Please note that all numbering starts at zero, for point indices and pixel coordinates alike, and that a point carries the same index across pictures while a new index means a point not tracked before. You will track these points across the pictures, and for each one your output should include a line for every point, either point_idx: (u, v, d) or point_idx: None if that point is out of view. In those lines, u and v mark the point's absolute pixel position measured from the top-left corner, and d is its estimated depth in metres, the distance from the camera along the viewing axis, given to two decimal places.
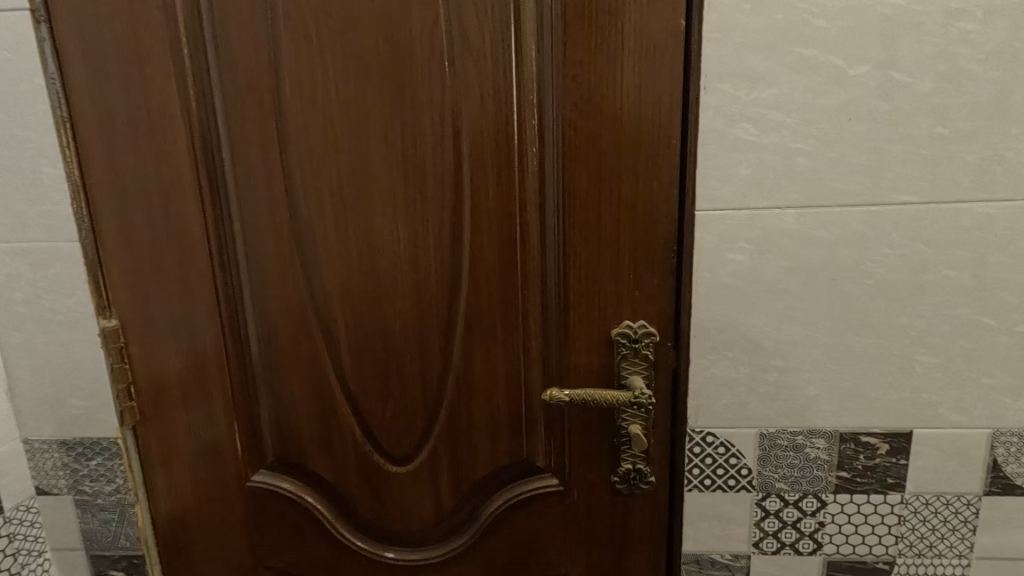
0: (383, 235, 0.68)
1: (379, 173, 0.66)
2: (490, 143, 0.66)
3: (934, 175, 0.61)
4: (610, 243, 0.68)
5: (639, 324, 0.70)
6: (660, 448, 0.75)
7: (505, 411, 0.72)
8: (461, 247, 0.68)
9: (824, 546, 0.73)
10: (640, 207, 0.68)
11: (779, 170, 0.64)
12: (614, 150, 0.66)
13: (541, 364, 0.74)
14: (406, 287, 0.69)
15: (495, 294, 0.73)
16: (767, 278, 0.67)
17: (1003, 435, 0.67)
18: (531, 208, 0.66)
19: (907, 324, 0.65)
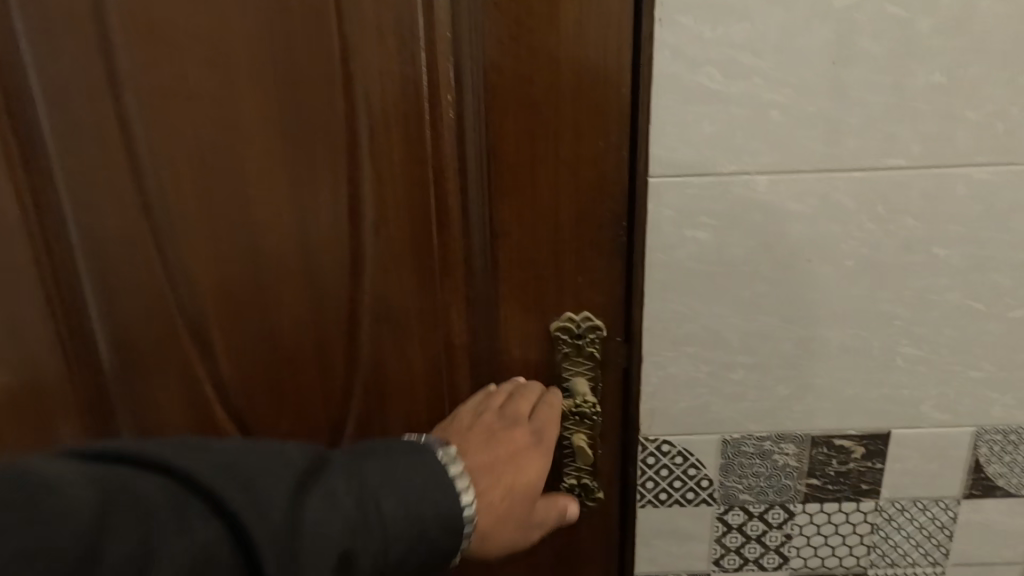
0: (270, 218, 0.58)
1: (258, 142, 0.56)
2: (393, 113, 0.55)
3: (931, 139, 0.54)
4: (547, 220, 0.58)
5: (582, 314, 0.60)
6: (612, 462, 0.65)
7: (425, 419, 0.65)
8: (363, 224, 0.58)
9: (791, 560, 0.67)
10: (582, 180, 0.57)
11: (751, 129, 0.53)
12: (547, 112, 0.55)
13: (472, 364, 0.64)
14: (299, 282, 0.60)
15: (410, 284, 0.60)
16: (734, 258, 0.57)
17: (987, 434, 0.62)
18: (449, 187, 0.58)
19: (889, 311, 0.58)
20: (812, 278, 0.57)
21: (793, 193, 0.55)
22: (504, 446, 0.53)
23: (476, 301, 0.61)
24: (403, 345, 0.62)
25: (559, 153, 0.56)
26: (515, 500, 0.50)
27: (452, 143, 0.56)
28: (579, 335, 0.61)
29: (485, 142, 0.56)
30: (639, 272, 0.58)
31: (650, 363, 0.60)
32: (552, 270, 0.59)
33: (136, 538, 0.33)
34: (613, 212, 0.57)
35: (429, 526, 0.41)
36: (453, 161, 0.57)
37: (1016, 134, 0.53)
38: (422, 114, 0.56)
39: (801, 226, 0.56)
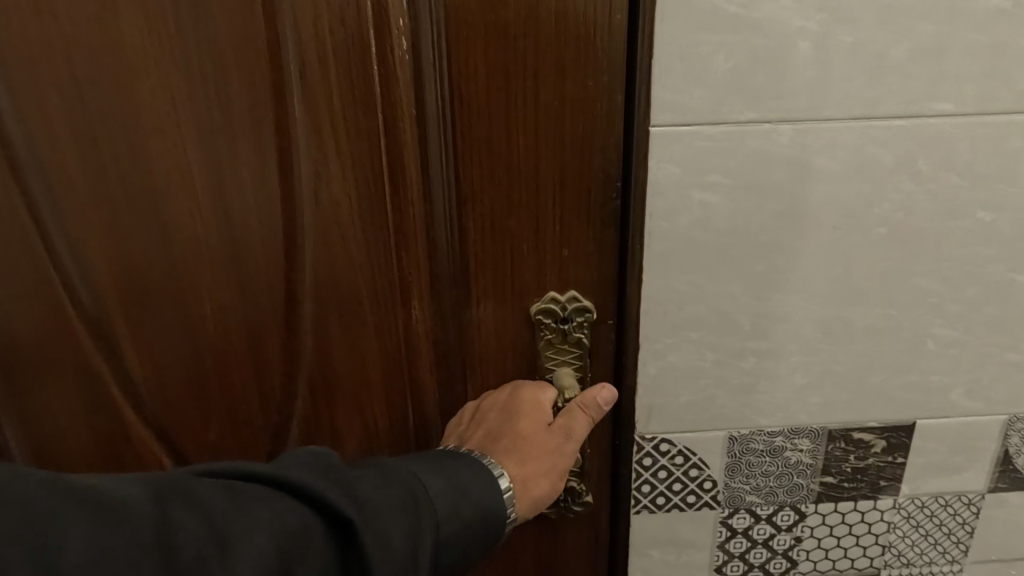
0: (178, 185, 0.47)
1: (158, 87, 0.44)
2: (329, 49, 0.44)
3: (986, 79, 0.44)
4: (526, 184, 0.47)
5: (567, 296, 0.51)
6: (601, 464, 0.57)
7: (382, 420, 0.56)
8: (296, 189, 0.47)
9: (800, 564, 0.60)
10: (569, 133, 0.46)
11: (775, 65, 0.43)
12: (524, 47, 0.44)
13: (438, 357, 0.54)
14: (222, 266, 0.49)
15: (359, 264, 0.49)
16: (748, 227, 0.48)
17: (1019, 422, 0.55)
18: (404, 146, 0.46)
19: (922, 286, 0.50)
20: (838, 249, 0.49)
21: (820, 146, 0.46)
22: (498, 405, 0.51)
23: (440, 284, 0.51)
24: (354, 338, 0.52)
25: (540, 100, 0.45)
26: (538, 457, 0.49)
27: (405, 88, 0.45)
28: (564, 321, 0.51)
29: (446, 86, 0.45)
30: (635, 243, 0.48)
31: (648, 351, 0.51)
32: (531, 246, 0.49)
33: (207, 527, 0.32)
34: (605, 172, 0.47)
35: (472, 489, 0.43)
36: (408, 112, 0.46)
37: None
38: (366, 50, 0.44)
39: (828, 186, 0.47)
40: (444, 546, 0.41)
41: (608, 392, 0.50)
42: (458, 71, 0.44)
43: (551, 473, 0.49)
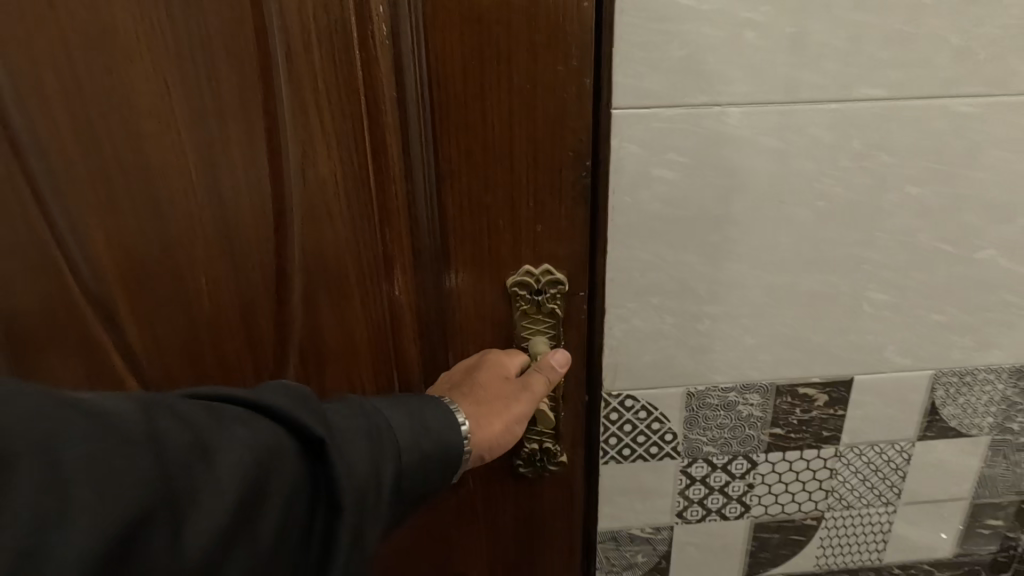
0: (171, 164, 0.50)
1: (152, 70, 0.47)
2: (314, 34, 0.47)
3: (912, 66, 0.49)
4: (500, 162, 0.51)
5: (541, 269, 0.54)
6: (576, 427, 0.61)
7: (370, 387, 0.60)
8: (284, 168, 0.50)
9: (752, 509, 0.66)
10: (541, 114, 0.49)
11: (724, 52, 0.48)
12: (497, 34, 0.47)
13: (421, 325, 0.58)
14: (215, 241, 0.52)
15: (344, 238, 0.53)
16: (702, 201, 0.52)
17: (944, 377, 0.62)
18: (386, 127, 0.50)
19: (858, 255, 0.56)
20: (783, 220, 0.54)
21: (765, 126, 0.50)
22: (464, 367, 0.56)
23: (421, 257, 0.55)
24: (342, 308, 0.56)
25: (512, 83, 0.48)
26: (495, 399, 0.52)
27: (386, 72, 0.48)
28: (538, 292, 0.55)
29: (425, 69, 0.48)
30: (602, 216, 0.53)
31: (613, 315, 0.56)
32: (506, 221, 0.53)
33: (187, 434, 0.33)
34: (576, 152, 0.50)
35: (436, 427, 0.45)
36: (390, 95, 0.49)
37: (997, 60, 0.50)
38: (348, 36, 0.47)
39: (774, 163, 0.52)
40: (407, 474, 0.42)
41: (561, 355, 0.54)
42: (436, 54, 0.47)
43: (505, 416, 0.51)
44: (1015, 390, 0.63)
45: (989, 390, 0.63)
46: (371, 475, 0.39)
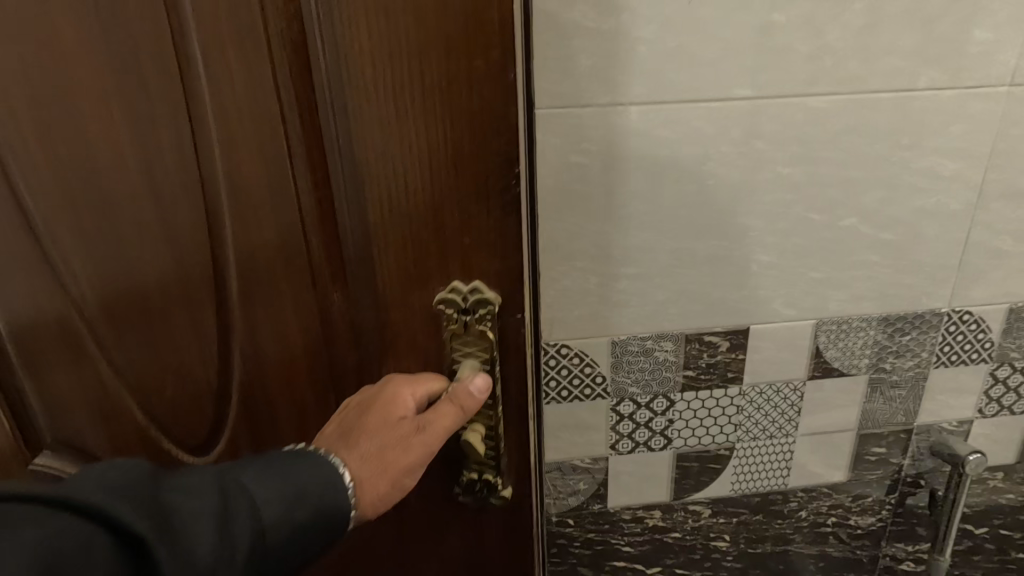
0: (98, 168, 0.49)
1: (73, 69, 0.46)
2: (227, 38, 0.46)
3: (773, 72, 0.62)
4: (420, 169, 0.50)
5: (469, 287, 0.54)
6: (516, 455, 0.62)
7: (310, 390, 0.60)
8: (214, 171, 0.50)
9: (674, 441, 0.79)
10: (459, 118, 0.48)
11: (622, 62, 0.60)
12: (408, 35, 0.46)
13: (355, 332, 0.57)
14: (161, 240, 0.52)
15: (275, 243, 0.53)
16: (613, 181, 0.65)
17: (826, 325, 0.75)
18: (302, 133, 0.49)
19: (744, 224, 0.69)
20: (680, 197, 0.67)
21: (660, 120, 0.63)
22: (356, 404, 0.54)
23: (349, 265, 0.54)
24: (274, 314, 0.56)
25: (426, 87, 0.47)
26: (388, 448, 0.50)
27: (298, 76, 0.47)
28: (469, 309, 0.55)
29: (337, 73, 0.47)
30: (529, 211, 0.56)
31: (546, 278, 0.69)
32: (428, 229, 0.52)
33: None
34: (495, 157, 0.50)
35: (310, 494, 0.42)
36: (303, 101, 0.48)
37: (840, 65, 0.63)
38: (259, 38, 0.46)
39: (669, 151, 0.65)
40: (270, 551, 0.39)
41: (478, 382, 0.54)
42: (352, 57, 0.46)
43: (393, 472, 0.50)
44: (885, 335, 0.77)
45: (863, 336, 0.76)
46: (220, 557, 0.34)
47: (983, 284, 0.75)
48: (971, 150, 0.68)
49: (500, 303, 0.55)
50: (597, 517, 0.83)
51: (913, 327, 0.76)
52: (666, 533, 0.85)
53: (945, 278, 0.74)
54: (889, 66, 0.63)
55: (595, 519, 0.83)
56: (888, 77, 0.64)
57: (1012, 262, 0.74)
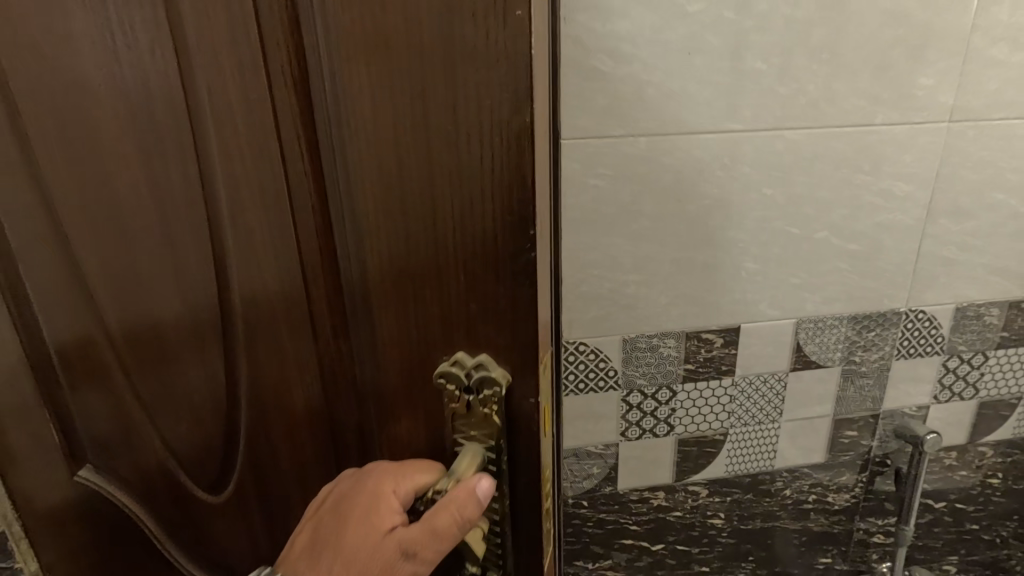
0: (120, 219, 0.52)
1: (101, 127, 0.49)
2: (231, 84, 0.45)
3: (757, 109, 0.74)
4: (418, 217, 0.44)
5: (474, 361, 0.48)
6: (523, 549, 0.54)
7: (309, 435, 0.58)
8: (222, 220, 0.51)
9: (676, 428, 0.90)
10: (463, 161, 0.41)
11: (633, 101, 0.72)
12: (408, 65, 0.39)
13: (356, 387, 0.54)
14: (174, 285, 0.54)
15: (279, 291, 0.52)
16: (624, 201, 0.76)
17: (804, 323, 0.87)
18: (303, 183, 0.47)
19: (734, 236, 0.80)
20: (681, 213, 0.78)
21: (664, 149, 0.75)
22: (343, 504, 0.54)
23: (350, 316, 0.50)
24: (276, 359, 0.55)
25: (427, 126, 0.41)
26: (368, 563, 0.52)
27: (301, 114, 0.44)
28: (472, 384, 0.48)
29: (335, 124, 0.42)
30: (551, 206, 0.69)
31: (566, 284, 0.79)
32: (431, 283, 0.46)
33: None
34: (505, 206, 0.43)
35: None
36: (302, 146, 0.45)
37: (811, 104, 0.75)
38: (262, 85, 0.44)
39: (671, 175, 0.76)
40: None
41: (484, 488, 0.48)
42: (350, 107, 0.41)
43: None
44: (854, 331, 0.89)
45: (836, 333, 0.88)
46: None
47: (934, 286, 0.88)
48: (920, 174, 0.81)
49: (507, 385, 0.48)
50: (608, 499, 0.93)
51: (877, 325, 0.89)
52: (669, 512, 0.96)
53: (902, 282, 0.87)
54: (851, 105, 0.76)
55: (606, 500, 0.93)
56: (851, 115, 0.77)
57: (957, 268, 0.88)
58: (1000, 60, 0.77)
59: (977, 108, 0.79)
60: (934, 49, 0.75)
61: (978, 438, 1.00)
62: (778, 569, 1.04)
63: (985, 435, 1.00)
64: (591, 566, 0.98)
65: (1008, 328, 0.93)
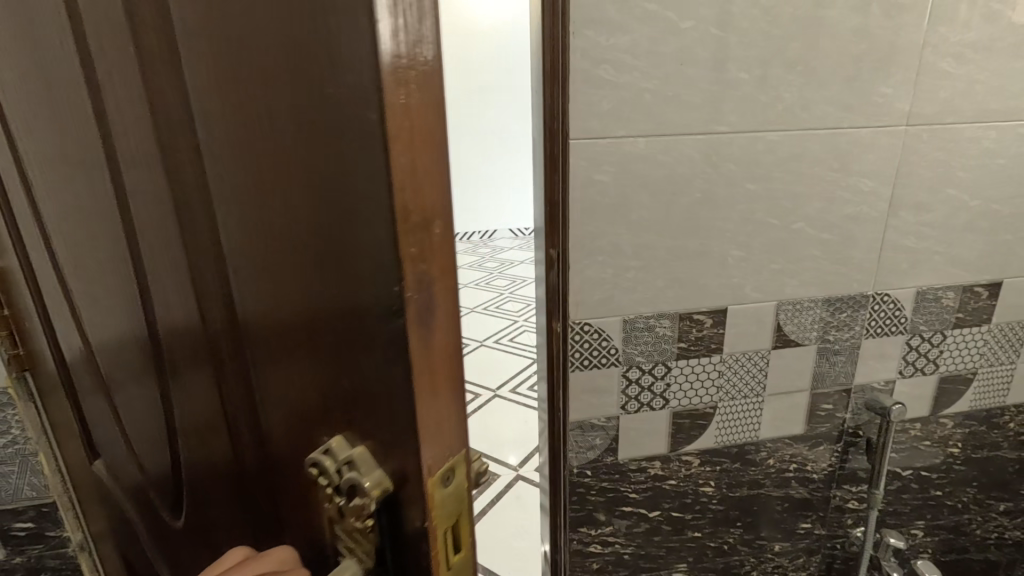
0: (95, 255, 0.56)
1: (75, 175, 0.53)
2: (132, 131, 0.43)
3: (741, 113, 0.85)
4: (285, 265, 0.36)
5: (346, 455, 0.36)
6: None
7: (229, 496, 0.53)
8: (147, 267, 0.49)
9: (671, 401, 0.99)
10: (318, 206, 0.33)
11: (633, 106, 0.82)
12: (252, 92, 0.33)
13: (258, 457, 0.47)
14: (130, 320, 0.56)
15: (191, 342, 0.48)
16: (626, 194, 0.86)
17: (785, 305, 0.97)
18: (191, 233, 0.42)
19: (722, 226, 0.90)
20: (675, 205, 0.88)
21: (661, 148, 0.84)
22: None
23: (244, 377, 0.44)
24: (199, 409, 0.52)
25: (282, 153, 0.33)
26: None
27: (181, 160, 0.40)
28: (338, 484, 0.37)
29: (211, 173, 0.38)
30: (556, 193, 0.84)
31: (574, 269, 0.88)
32: (306, 350, 0.37)
33: None
34: (364, 253, 0.31)
35: None
36: (185, 192, 0.41)
37: (788, 109, 0.86)
38: (150, 133, 0.41)
39: (667, 171, 0.86)
40: None
41: None
42: (219, 154, 0.37)
43: None
44: (828, 312, 0.99)
45: (812, 314, 0.99)
46: None
47: (898, 272, 0.99)
48: (883, 172, 0.92)
49: (382, 497, 0.35)
50: (609, 469, 1.02)
51: (848, 306, 1.00)
52: (664, 481, 1.05)
53: (870, 267, 0.98)
54: (822, 111, 0.87)
55: (608, 469, 1.02)
56: (822, 119, 0.87)
57: (918, 255, 0.99)
58: (949, 72, 0.88)
59: (930, 114, 0.90)
60: (893, 63, 0.86)
61: (940, 410, 1.12)
62: (763, 534, 1.14)
63: (945, 407, 1.12)
64: (594, 533, 1.06)
65: (963, 309, 1.04)
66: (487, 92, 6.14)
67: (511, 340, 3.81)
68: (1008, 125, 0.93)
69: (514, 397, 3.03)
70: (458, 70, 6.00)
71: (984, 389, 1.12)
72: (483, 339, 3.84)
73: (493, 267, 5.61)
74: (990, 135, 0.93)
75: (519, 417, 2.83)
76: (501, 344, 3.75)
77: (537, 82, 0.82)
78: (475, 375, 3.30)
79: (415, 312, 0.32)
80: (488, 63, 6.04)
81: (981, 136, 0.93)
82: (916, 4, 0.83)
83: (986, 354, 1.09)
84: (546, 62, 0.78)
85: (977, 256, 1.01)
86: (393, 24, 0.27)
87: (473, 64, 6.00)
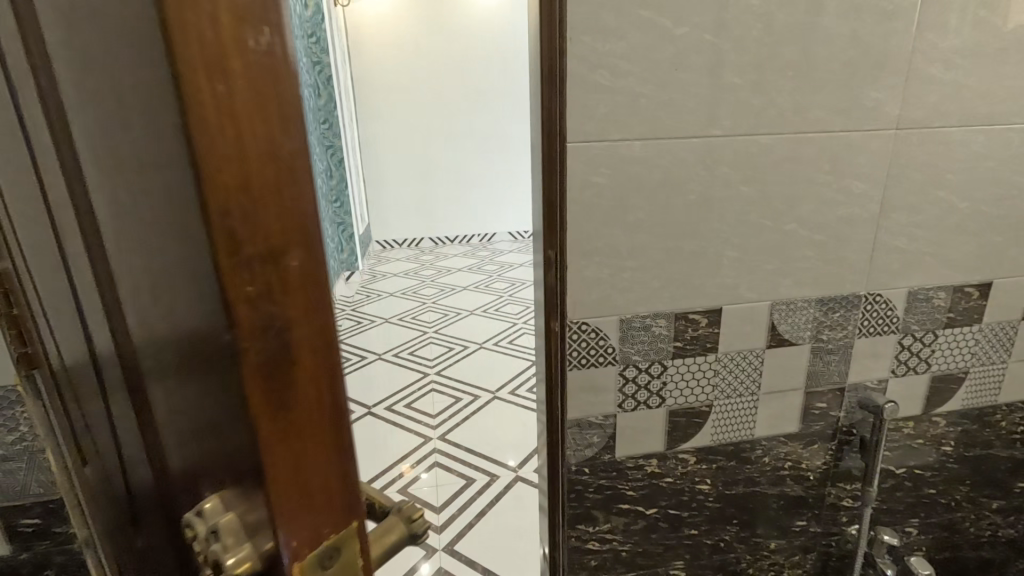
0: (41, 276, 0.58)
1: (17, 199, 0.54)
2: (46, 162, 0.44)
3: (734, 117, 0.87)
4: (159, 301, 0.36)
5: (216, 526, 0.36)
6: None
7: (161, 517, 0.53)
8: (76, 292, 0.50)
9: (667, 400, 1.01)
10: (171, 248, 0.32)
11: (629, 110, 0.84)
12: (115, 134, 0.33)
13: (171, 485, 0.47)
14: (73, 338, 0.57)
15: (114, 366, 0.49)
16: (622, 196, 0.88)
17: (779, 304, 0.99)
18: (98, 265, 0.43)
19: (717, 227, 0.92)
20: (671, 206, 0.90)
21: (656, 151, 0.86)
22: None
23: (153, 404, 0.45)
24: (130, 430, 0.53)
25: (138, 181, 0.33)
26: None
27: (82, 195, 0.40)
28: (205, 536, 0.37)
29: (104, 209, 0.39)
30: (554, 195, 0.86)
31: (571, 269, 0.90)
32: (185, 388, 0.37)
33: None
34: (198, 273, 0.30)
35: None
36: (88, 225, 0.41)
37: (781, 113, 0.88)
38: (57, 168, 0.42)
39: (662, 174, 0.88)
40: None
41: None
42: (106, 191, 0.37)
43: None
44: (822, 312, 1.01)
45: (806, 313, 1.01)
46: None
47: (889, 273, 1.01)
48: (874, 174, 0.94)
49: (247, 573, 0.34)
50: (607, 467, 1.03)
51: (841, 306, 1.02)
52: (661, 478, 1.06)
53: (862, 268, 1.00)
54: (814, 115, 0.89)
55: (606, 467, 1.03)
56: (814, 123, 0.89)
57: (909, 256, 1.01)
58: (937, 77, 0.90)
59: (920, 118, 0.92)
60: (883, 68, 0.88)
61: (932, 409, 1.13)
62: (759, 531, 1.15)
63: (938, 406, 1.13)
64: (592, 530, 1.08)
65: (955, 309, 1.06)
66: (487, 96, 6.18)
67: (510, 343, 3.83)
68: (996, 128, 0.95)
69: (513, 400, 3.04)
70: (458, 74, 6.04)
71: (976, 388, 1.13)
72: (483, 341, 3.86)
73: (492, 270, 5.63)
74: (978, 139, 0.95)
75: (519, 419, 2.85)
76: (500, 346, 3.77)
77: (536, 87, 0.85)
78: (475, 377, 3.32)
79: (251, 339, 0.30)
80: (487, 68, 6.08)
81: (970, 139, 0.95)
82: (904, 11, 0.86)
83: (978, 353, 1.11)
84: (544, 67, 0.81)
85: (968, 256, 1.03)
86: (201, 63, 0.26)
87: (473, 68, 6.04)
